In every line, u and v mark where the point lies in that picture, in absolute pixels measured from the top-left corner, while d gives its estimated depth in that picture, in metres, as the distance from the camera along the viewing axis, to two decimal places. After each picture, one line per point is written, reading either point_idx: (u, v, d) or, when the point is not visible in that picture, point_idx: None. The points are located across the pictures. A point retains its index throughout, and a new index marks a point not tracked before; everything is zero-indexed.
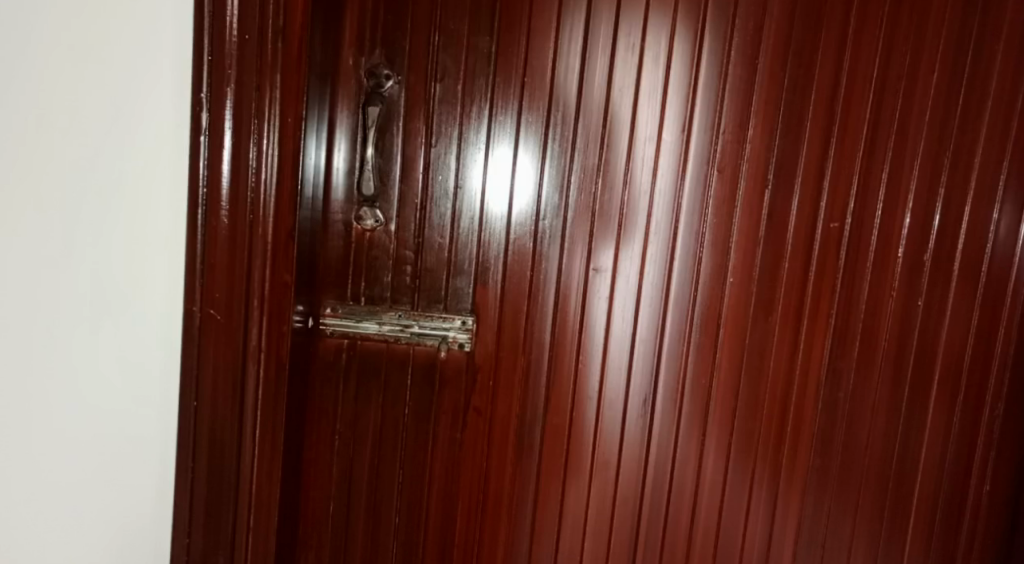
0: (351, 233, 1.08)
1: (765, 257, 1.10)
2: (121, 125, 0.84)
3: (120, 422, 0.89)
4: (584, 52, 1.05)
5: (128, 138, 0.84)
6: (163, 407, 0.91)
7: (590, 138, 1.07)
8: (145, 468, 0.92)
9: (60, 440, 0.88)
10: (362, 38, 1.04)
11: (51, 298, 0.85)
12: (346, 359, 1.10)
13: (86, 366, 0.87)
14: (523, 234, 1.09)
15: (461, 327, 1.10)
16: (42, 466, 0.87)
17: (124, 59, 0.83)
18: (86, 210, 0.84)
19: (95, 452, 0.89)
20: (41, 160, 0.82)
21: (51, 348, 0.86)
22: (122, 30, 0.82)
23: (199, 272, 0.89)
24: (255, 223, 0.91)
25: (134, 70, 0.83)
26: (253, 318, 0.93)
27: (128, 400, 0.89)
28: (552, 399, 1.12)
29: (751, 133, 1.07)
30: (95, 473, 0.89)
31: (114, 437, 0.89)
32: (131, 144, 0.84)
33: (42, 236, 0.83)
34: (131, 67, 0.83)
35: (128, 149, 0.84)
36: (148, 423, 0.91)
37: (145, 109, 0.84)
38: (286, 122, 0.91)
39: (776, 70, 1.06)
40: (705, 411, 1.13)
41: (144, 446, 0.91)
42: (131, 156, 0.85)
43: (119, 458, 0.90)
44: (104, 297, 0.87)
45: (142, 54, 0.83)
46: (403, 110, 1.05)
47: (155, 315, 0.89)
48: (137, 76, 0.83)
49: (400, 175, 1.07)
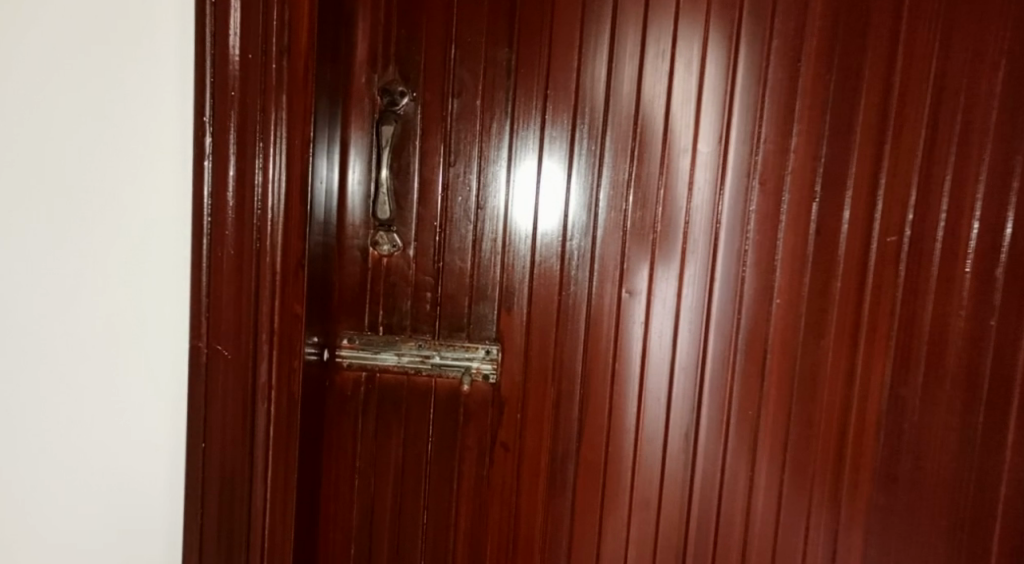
0: (368, 259, 1.02)
1: (816, 274, 1.01)
2: (129, 152, 0.84)
3: (132, 448, 0.88)
4: (611, 61, 0.99)
5: (136, 164, 0.84)
6: (172, 438, 0.89)
7: (620, 150, 1.00)
8: (154, 498, 0.89)
9: (77, 464, 0.88)
10: (375, 55, 0.99)
11: (69, 321, 0.86)
12: (365, 393, 1.04)
13: (100, 391, 0.87)
14: (549, 256, 1.02)
15: (484, 358, 1.02)
16: (62, 489, 0.88)
17: (132, 86, 0.83)
18: (100, 239, 0.85)
19: (107, 475, 0.89)
20: (61, 189, 0.84)
21: (64, 371, 0.87)
22: (134, 60, 0.83)
23: (205, 305, 0.86)
24: (261, 251, 0.87)
25: (142, 95, 0.83)
26: (262, 352, 0.88)
27: (137, 429, 0.88)
28: (586, 433, 1.04)
29: (795, 140, 0.99)
30: (109, 499, 0.89)
31: (127, 462, 0.88)
32: (141, 172, 0.84)
33: (62, 262, 0.85)
34: (140, 95, 0.83)
35: (136, 173, 0.84)
36: (157, 453, 0.89)
37: (154, 136, 0.84)
38: (292, 143, 0.86)
39: (820, 72, 0.98)
40: (753, 443, 1.04)
41: (154, 476, 0.89)
42: (138, 184, 0.85)
43: (131, 486, 0.89)
44: (115, 324, 0.86)
45: (150, 80, 0.83)
46: (419, 128, 1.00)
47: (162, 345, 0.87)
48: (145, 103, 0.84)
49: (418, 197, 1.01)
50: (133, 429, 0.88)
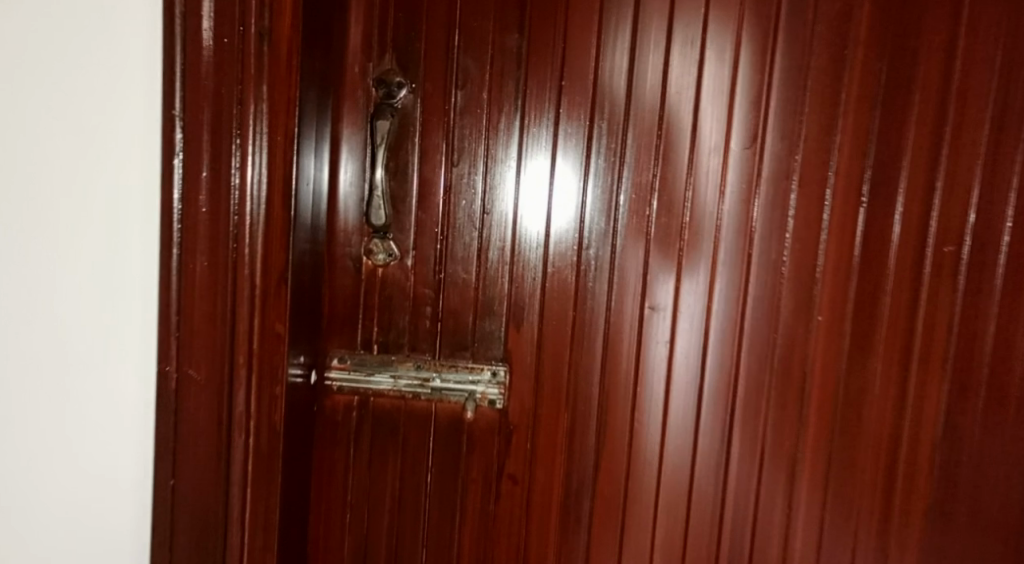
0: (362, 269, 0.92)
1: (862, 287, 0.90)
2: (92, 150, 0.75)
3: (94, 481, 0.79)
4: (634, 49, 0.88)
5: (99, 163, 0.75)
6: (138, 471, 0.79)
7: (643, 149, 0.89)
8: (118, 538, 0.80)
9: (33, 500, 0.79)
10: (371, 42, 0.89)
11: (26, 339, 0.77)
12: (357, 419, 0.93)
13: (59, 417, 0.78)
14: (563, 267, 0.91)
15: (491, 381, 0.92)
16: (17, 527, 0.79)
17: (94, 75, 0.74)
18: (60, 246, 0.76)
19: (67, 512, 0.79)
20: (17, 191, 0.75)
21: (20, 394, 0.77)
22: (96, 45, 0.74)
23: (175, 323, 0.77)
24: (239, 263, 0.77)
25: (105, 85, 0.74)
26: (239, 378, 0.78)
27: (100, 460, 0.79)
28: (603, 464, 0.93)
29: (840, 138, 0.88)
30: (69, 539, 0.79)
31: (88, 498, 0.79)
32: (104, 172, 0.75)
33: (17, 272, 0.76)
34: (103, 85, 0.74)
35: (98, 173, 0.75)
36: (123, 489, 0.79)
37: (118, 132, 0.75)
38: (274, 139, 0.76)
39: (869, 61, 0.87)
40: (791, 479, 0.92)
41: (120, 512, 0.79)
42: (102, 186, 0.75)
43: (93, 524, 0.79)
44: (76, 342, 0.77)
45: (114, 68, 0.74)
46: (419, 123, 0.90)
47: (128, 368, 0.78)
48: (108, 94, 0.74)
49: (417, 200, 0.91)
50: (97, 460, 0.79)
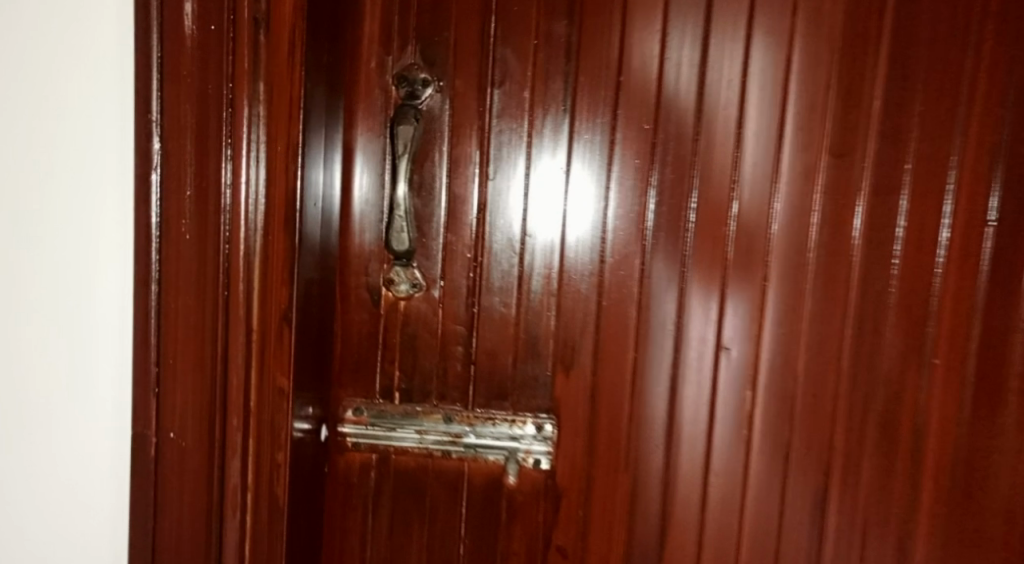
0: (381, 301, 0.78)
1: (990, 323, 0.73)
2: (56, 164, 0.61)
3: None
4: (706, 38, 0.74)
5: (63, 179, 0.62)
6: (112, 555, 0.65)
7: (717, 158, 0.75)
8: None
9: None
10: (390, 31, 0.75)
11: None
12: (377, 482, 0.78)
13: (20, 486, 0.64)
14: (621, 298, 0.77)
15: (536, 437, 0.78)
16: None
17: (56, 73, 0.61)
18: (21, 280, 0.63)
19: None
20: None
21: None
22: (58, 37, 0.61)
23: (153, 377, 0.62)
24: (232, 301, 0.62)
25: (70, 84, 0.61)
26: (234, 444, 0.63)
27: (68, 538, 0.65)
28: (670, 534, 0.78)
29: (961, 140, 0.72)
30: None
31: None
32: (69, 190, 0.62)
33: None
34: (67, 85, 0.61)
35: (62, 191, 0.62)
36: None
37: (86, 141, 0.61)
38: (273, 149, 0.62)
39: (1000, 46, 0.71)
40: (900, 555, 0.76)
41: None
42: (69, 208, 0.62)
43: None
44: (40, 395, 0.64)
45: (80, 64, 0.61)
46: (447, 128, 0.75)
47: (100, 426, 0.64)
48: (72, 96, 0.61)
49: (446, 219, 0.76)
50: (64, 539, 0.65)
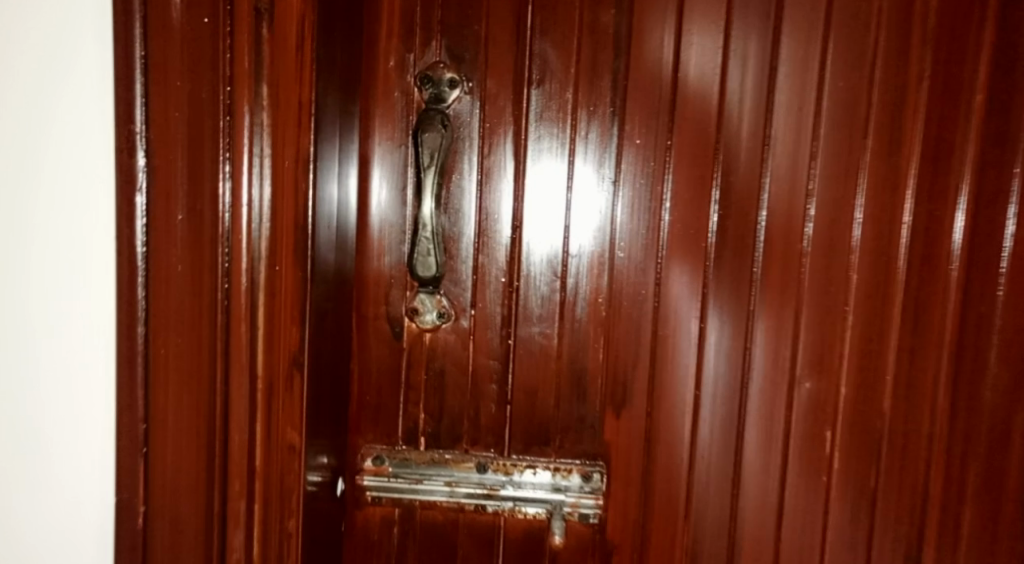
0: (403, 334, 0.68)
1: None
2: (19, 184, 0.51)
3: None
4: (777, 28, 0.64)
5: (28, 202, 0.52)
6: None
7: (789, 166, 0.65)
8: None
9: None
10: (412, 25, 0.65)
11: None
12: (400, 539, 0.69)
13: None
14: (678, 327, 0.67)
15: (582, 487, 0.68)
16: None
17: (17, 75, 0.51)
18: None
19: None
20: None
21: None
22: (18, 31, 0.51)
23: (141, 436, 0.53)
24: (233, 344, 0.52)
25: (34, 88, 0.51)
26: (235, 514, 0.53)
27: None
28: None
29: None
30: None
31: None
32: (35, 215, 0.52)
33: None
34: (32, 89, 0.51)
35: (27, 216, 0.52)
36: None
37: (54, 157, 0.51)
38: (281, 165, 0.53)
39: None
40: None
41: None
42: (35, 237, 0.52)
43: None
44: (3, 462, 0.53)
45: (46, 64, 0.51)
46: (478, 135, 0.66)
47: (77, 499, 0.53)
48: (38, 102, 0.51)
49: (477, 239, 0.67)
50: None
